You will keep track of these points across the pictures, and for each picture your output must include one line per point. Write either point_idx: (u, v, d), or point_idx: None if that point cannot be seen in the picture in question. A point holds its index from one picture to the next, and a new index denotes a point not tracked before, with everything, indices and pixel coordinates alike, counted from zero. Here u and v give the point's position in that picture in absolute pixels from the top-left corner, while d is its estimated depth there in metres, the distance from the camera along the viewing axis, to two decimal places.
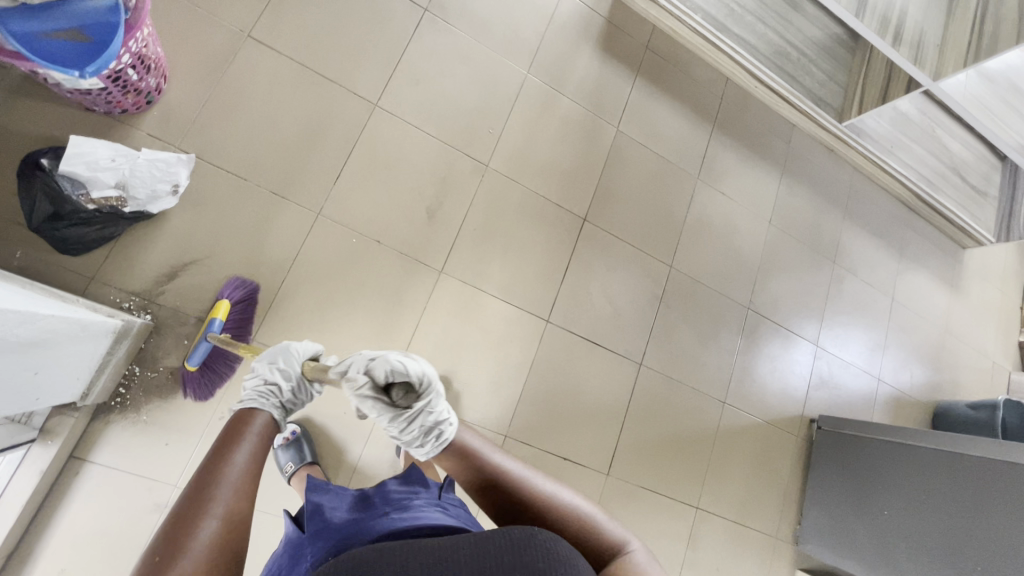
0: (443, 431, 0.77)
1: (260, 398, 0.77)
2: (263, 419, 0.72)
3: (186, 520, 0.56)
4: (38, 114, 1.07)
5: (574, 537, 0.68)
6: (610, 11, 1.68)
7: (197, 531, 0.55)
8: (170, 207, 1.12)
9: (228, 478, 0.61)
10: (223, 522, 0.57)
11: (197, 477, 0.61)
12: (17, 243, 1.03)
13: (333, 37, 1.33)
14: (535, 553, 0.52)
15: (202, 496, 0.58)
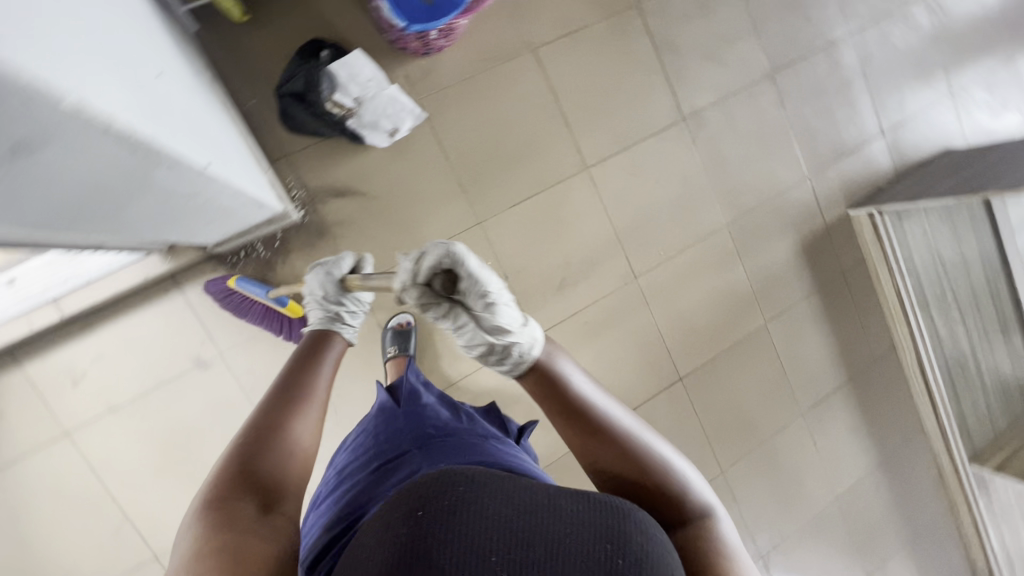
0: (521, 352, 0.66)
1: (326, 322, 0.88)
2: (342, 343, 0.86)
3: (283, 421, 0.68)
4: (344, 9, 1.17)
5: (656, 488, 0.60)
6: (834, 222, 1.64)
7: (293, 431, 0.68)
8: (378, 145, 1.20)
9: (315, 394, 0.74)
10: (312, 428, 0.71)
11: (289, 386, 0.73)
12: (257, 91, 1.13)
13: (595, 93, 1.37)
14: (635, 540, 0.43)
15: (296, 405, 0.71)
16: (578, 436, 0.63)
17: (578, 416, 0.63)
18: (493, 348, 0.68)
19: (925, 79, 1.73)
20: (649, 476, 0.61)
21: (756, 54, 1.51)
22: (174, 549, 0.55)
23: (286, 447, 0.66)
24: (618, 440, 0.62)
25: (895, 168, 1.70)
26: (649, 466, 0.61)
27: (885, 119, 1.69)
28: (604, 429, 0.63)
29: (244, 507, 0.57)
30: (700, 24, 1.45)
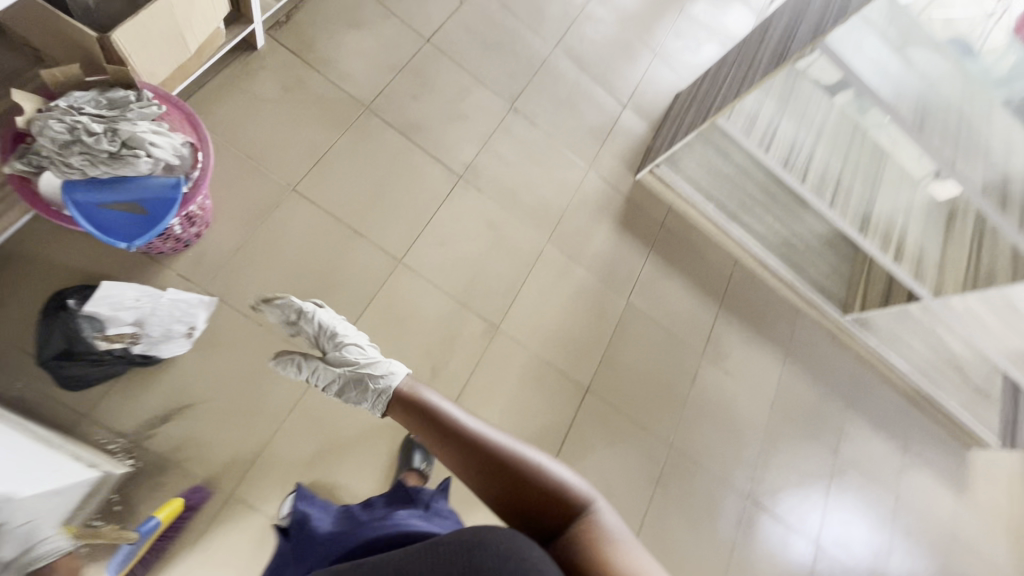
0: (381, 381, 0.99)
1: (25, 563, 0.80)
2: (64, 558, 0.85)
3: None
4: (80, 249, 1.13)
5: (536, 493, 0.77)
6: (631, 190, 1.82)
7: None
8: (181, 351, 1.13)
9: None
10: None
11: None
12: (19, 371, 1.04)
13: (371, 196, 1.42)
14: (483, 553, 0.55)
15: None
16: (461, 456, 0.83)
17: (461, 441, 0.84)
18: (356, 384, 1.03)
19: (631, 52, 2.03)
20: (522, 481, 0.78)
21: (490, 99, 1.68)
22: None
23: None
24: (493, 453, 0.81)
25: (650, 126, 1.95)
26: (527, 476, 0.78)
27: (621, 94, 1.94)
28: (481, 447, 0.82)
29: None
30: (430, 98, 1.59)
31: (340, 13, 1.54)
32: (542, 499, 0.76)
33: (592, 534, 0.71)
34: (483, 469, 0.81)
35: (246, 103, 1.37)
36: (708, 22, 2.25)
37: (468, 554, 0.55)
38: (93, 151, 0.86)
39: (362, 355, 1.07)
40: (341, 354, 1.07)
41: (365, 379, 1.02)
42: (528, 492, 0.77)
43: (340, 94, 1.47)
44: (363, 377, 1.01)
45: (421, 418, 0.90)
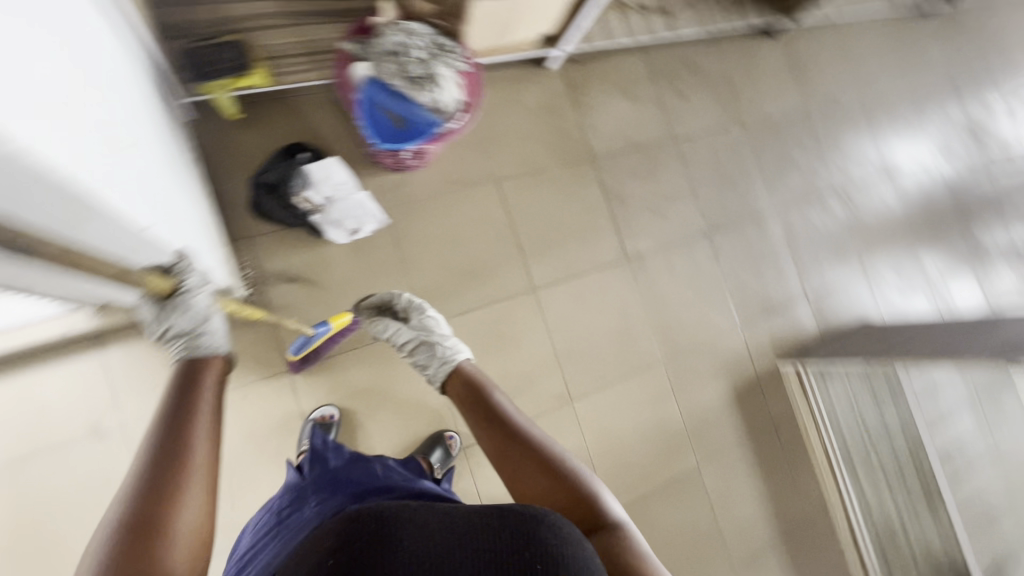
0: (447, 351, 1.02)
1: (187, 346, 0.80)
2: (214, 364, 0.79)
3: (164, 499, 0.59)
4: (333, 123, 1.31)
5: (567, 493, 0.75)
6: (765, 371, 1.73)
7: (177, 516, 0.59)
8: (335, 239, 1.27)
9: (189, 466, 0.63)
10: (197, 506, 0.61)
11: (165, 446, 0.63)
12: (232, 176, 1.23)
13: (549, 226, 1.52)
14: (547, 531, 0.59)
15: (181, 477, 0.62)
16: (501, 443, 0.84)
17: (503, 428, 0.86)
18: (429, 347, 1.05)
19: (842, 257, 1.97)
20: (555, 476, 0.77)
21: (695, 215, 1.72)
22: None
23: (161, 530, 0.57)
24: (532, 446, 0.82)
25: (818, 330, 1.86)
26: (563, 475, 0.77)
27: (809, 286, 1.88)
28: (521, 439, 0.83)
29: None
30: (645, 184, 1.67)
31: (621, 79, 1.70)
32: (568, 500, 0.75)
33: (617, 547, 0.68)
34: (519, 460, 0.81)
35: (509, 99, 1.53)
36: (934, 277, 2.12)
37: (530, 530, 0.59)
38: (403, 67, 1.01)
39: (440, 326, 1.09)
40: (422, 319, 1.10)
41: (436, 347, 1.04)
42: (555, 492, 0.76)
43: (580, 137, 1.61)
44: (435, 342, 1.04)
45: (473, 396, 0.93)
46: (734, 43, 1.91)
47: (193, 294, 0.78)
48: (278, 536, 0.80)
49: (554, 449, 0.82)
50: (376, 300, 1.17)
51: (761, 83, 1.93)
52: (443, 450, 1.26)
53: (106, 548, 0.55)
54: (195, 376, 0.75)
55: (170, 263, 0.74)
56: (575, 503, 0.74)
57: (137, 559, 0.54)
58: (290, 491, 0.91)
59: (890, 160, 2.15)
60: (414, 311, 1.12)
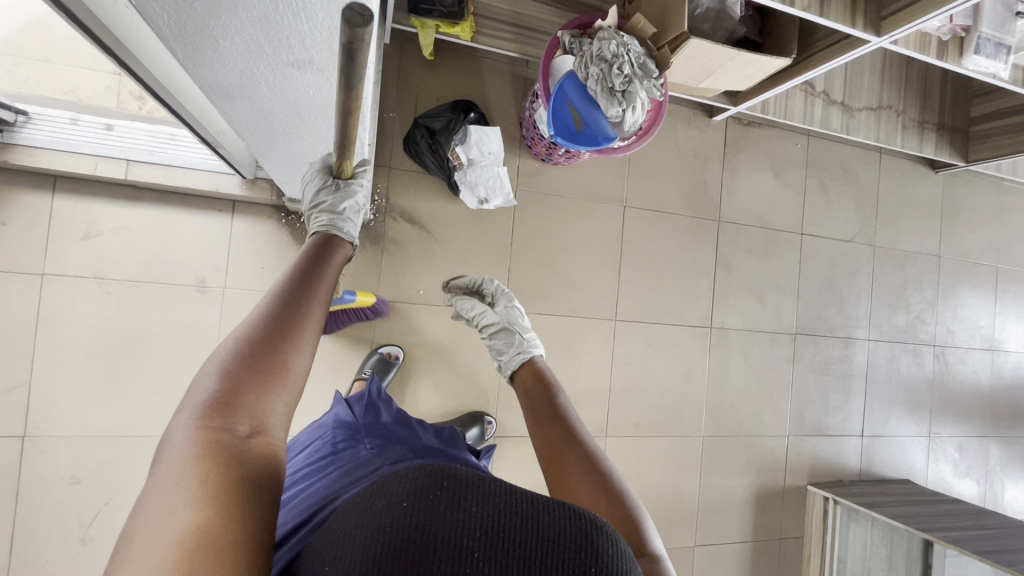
0: (526, 342, 0.92)
1: (329, 222, 0.68)
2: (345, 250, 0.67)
3: (286, 334, 0.54)
4: (503, 94, 1.35)
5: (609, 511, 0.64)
6: (792, 487, 1.69)
7: (292, 356, 0.54)
8: (464, 201, 1.29)
9: (308, 315, 0.57)
10: (307, 358, 0.56)
11: (293, 285, 0.58)
12: (399, 108, 1.28)
13: (652, 266, 1.52)
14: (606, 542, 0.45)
15: (302, 317, 0.56)
16: (557, 439, 0.72)
17: (564, 426, 0.75)
18: (508, 334, 0.95)
19: (912, 411, 1.89)
20: (601, 488, 0.66)
21: (789, 312, 1.69)
22: (161, 443, 0.46)
23: (277, 367, 0.52)
24: (587, 452, 0.71)
25: (859, 471, 1.80)
26: (609, 488, 0.66)
27: (868, 425, 1.82)
28: (580, 444, 0.72)
29: (235, 427, 0.47)
30: (756, 264, 1.64)
31: (776, 156, 1.67)
32: (620, 521, 0.63)
33: None
34: (574, 462, 0.69)
35: (665, 134, 1.53)
36: (994, 467, 2.02)
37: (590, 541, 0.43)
38: (606, 76, 1.03)
39: (524, 319, 1.00)
40: (509, 307, 1.01)
41: (517, 337, 0.93)
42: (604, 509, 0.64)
43: (715, 195, 1.59)
44: (517, 331, 0.94)
45: (539, 390, 0.83)
46: (897, 164, 1.85)
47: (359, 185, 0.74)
48: (327, 468, 0.74)
49: (612, 467, 0.70)
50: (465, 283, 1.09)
51: (906, 212, 1.86)
52: (478, 431, 1.29)
53: (225, 367, 0.51)
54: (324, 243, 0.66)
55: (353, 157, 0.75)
56: (627, 527, 0.62)
57: (252, 388, 0.50)
58: (343, 429, 0.84)
59: (1000, 336, 2.04)
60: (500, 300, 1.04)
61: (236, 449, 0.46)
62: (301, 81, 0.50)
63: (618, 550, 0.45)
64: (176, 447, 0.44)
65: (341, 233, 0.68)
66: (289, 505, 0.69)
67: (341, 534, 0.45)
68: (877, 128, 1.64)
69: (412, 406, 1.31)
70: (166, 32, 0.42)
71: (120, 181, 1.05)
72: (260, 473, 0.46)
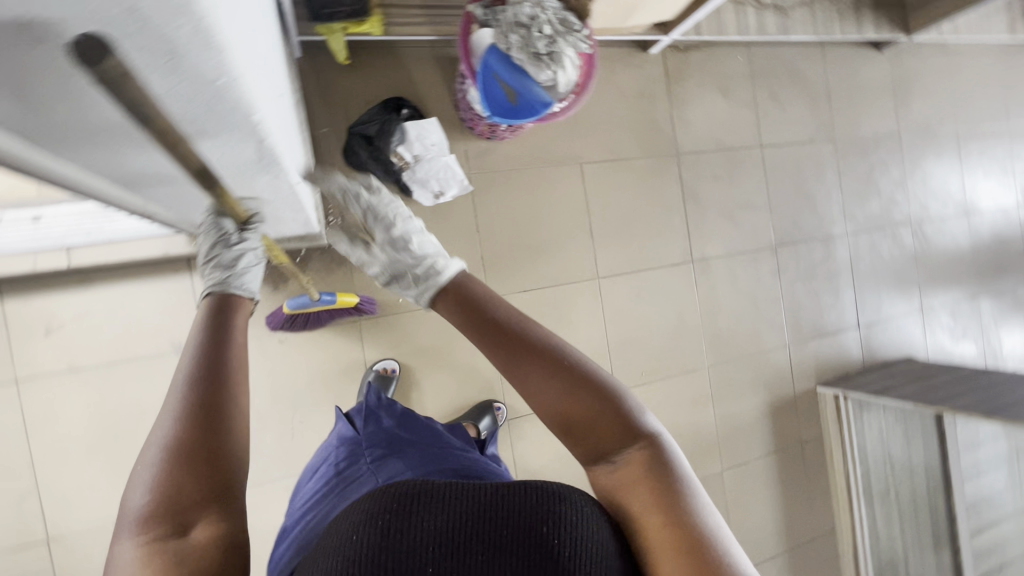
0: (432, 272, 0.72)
1: (220, 281, 0.68)
2: (246, 305, 0.67)
3: (207, 420, 0.52)
4: (432, 81, 1.30)
5: (605, 426, 0.56)
6: (803, 393, 1.74)
7: (227, 442, 0.52)
8: (421, 200, 1.27)
9: (230, 388, 0.55)
10: (243, 433, 0.54)
11: (210, 368, 0.54)
12: (329, 121, 1.22)
13: (622, 216, 1.51)
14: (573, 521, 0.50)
15: (223, 403, 0.53)
16: (523, 370, 0.58)
17: (518, 351, 0.59)
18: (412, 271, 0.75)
19: (902, 291, 1.94)
20: (585, 404, 0.57)
21: (765, 228, 1.69)
22: (112, 562, 0.47)
23: (205, 458, 0.50)
24: (560, 366, 0.58)
25: (862, 361, 1.85)
26: (596, 403, 0.57)
27: (862, 315, 1.86)
28: (546, 358, 0.58)
29: (180, 528, 0.48)
30: (723, 189, 1.64)
31: (720, 74, 1.63)
32: (610, 425, 0.56)
33: (669, 483, 0.53)
34: (542, 388, 0.57)
35: (604, 80, 1.49)
36: (987, 325, 2.09)
37: (546, 523, 0.49)
38: (528, 41, 0.99)
39: (439, 258, 0.76)
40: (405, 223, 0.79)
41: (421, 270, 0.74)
42: (599, 422, 0.56)
43: (668, 129, 1.57)
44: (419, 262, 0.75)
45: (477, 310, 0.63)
46: (841, 53, 1.82)
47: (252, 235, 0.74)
48: (331, 490, 0.76)
49: (582, 359, 0.59)
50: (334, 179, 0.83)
51: (860, 99, 1.84)
52: (490, 419, 1.30)
53: (153, 473, 0.49)
54: (224, 311, 0.63)
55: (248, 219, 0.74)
56: (615, 429, 0.56)
57: (188, 488, 0.49)
58: (345, 446, 0.85)
59: (971, 198, 2.07)
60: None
61: (183, 550, 0.47)
62: (201, 150, 0.47)
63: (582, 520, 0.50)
64: (126, 567, 0.46)
65: (235, 291, 0.67)
66: (296, 535, 0.72)
67: (323, 554, 0.49)
68: (814, 21, 1.61)
69: (422, 411, 1.32)
70: (45, 135, 0.40)
71: (65, 269, 1.02)
72: (218, 553, 0.48)
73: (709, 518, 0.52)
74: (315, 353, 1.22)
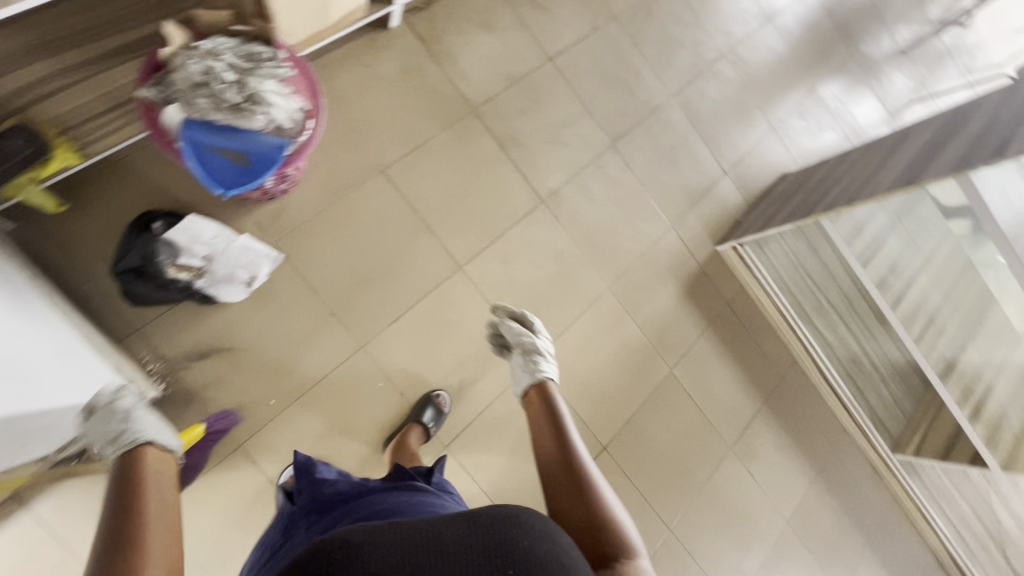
0: (539, 368, 0.99)
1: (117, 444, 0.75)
2: (152, 452, 0.75)
3: (137, 550, 0.60)
4: (177, 174, 1.16)
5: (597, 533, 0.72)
6: (707, 259, 1.75)
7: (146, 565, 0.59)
8: (235, 296, 1.16)
9: (147, 527, 0.62)
10: (166, 554, 0.62)
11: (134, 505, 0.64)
12: (90, 272, 1.09)
13: (451, 196, 1.43)
14: (520, 535, 0.60)
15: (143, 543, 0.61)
16: (556, 463, 0.80)
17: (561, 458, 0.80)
18: (527, 358, 1.03)
19: (749, 120, 1.95)
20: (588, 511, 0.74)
21: (595, 132, 1.65)
22: None
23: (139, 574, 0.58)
24: (578, 476, 0.78)
25: (746, 200, 1.87)
26: (596, 516, 0.73)
27: (725, 160, 1.87)
28: (575, 467, 0.79)
29: None
30: (536, 118, 1.58)
31: (473, 11, 1.55)
32: (599, 538, 0.72)
33: None
34: (563, 493, 0.77)
35: (363, 78, 1.39)
36: (836, 108, 2.15)
37: (503, 538, 0.59)
38: (218, 99, 0.89)
39: (547, 362, 1.02)
40: (525, 342, 1.06)
41: (524, 366, 1.01)
42: (591, 529, 0.72)
43: (452, 91, 1.49)
44: (535, 357, 1.02)
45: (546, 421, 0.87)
46: None
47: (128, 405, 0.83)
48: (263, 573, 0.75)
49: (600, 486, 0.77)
50: (509, 312, 1.16)
51: None
52: (433, 410, 1.28)
53: None
54: (135, 464, 0.71)
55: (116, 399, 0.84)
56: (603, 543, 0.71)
57: None
58: (279, 526, 0.85)
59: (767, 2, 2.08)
60: (520, 337, 1.07)
61: None
62: None
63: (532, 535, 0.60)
64: None
65: (136, 440, 0.75)
66: None
67: None
68: None
69: None
70: None
71: None
72: None
73: None
74: (215, 500, 1.12)
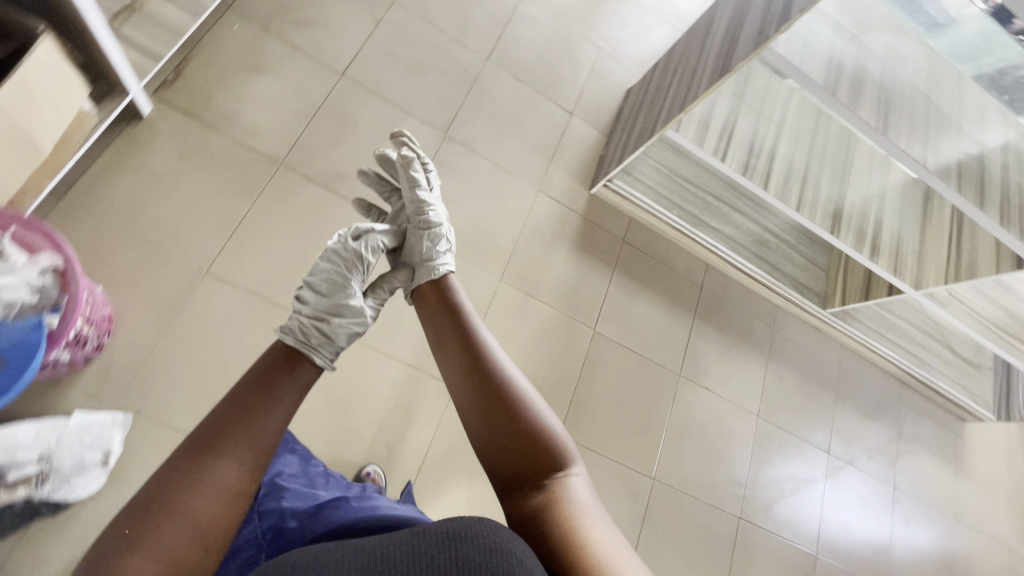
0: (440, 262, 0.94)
1: (300, 342, 0.79)
2: (308, 369, 0.74)
3: (211, 453, 0.58)
4: None
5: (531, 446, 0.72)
6: (587, 206, 1.69)
7: (217, 469, 0.57)
8: (96, 482, 1.03)
9: (245, 442, 0.61)
10: (243, 463, 0.59)
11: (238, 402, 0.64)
12: None
13: (296, 264, 1.30)
14: (472, 549, 0.51)
15: (214, 449, 0.59)
16: (477, 379, 0.77)
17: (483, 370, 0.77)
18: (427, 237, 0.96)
19: (575, 49, 1.86)
20: (520, 423, 0.73)
21: (422, 130, 1.54)
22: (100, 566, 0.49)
23: (196, 483, 0.56)
24: (503, 388, 0.76)
25: (603, 130, 1.80)
26: (530, 428, 0.73)
27: (567, 99, 1.79)
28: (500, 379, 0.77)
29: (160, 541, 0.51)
30: (353, 142, 1.44)
31: (234, 59, 1.38)
32: (534, 452, 0.72)
33: (569, 508, 0.68)
34: (490, 406, 0.75)
35: (140, 182, 1.22)
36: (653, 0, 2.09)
37: (454, 549, 0.51)
38: None
39: (445, 246, 0.97)
40: (423, 214, 0.98)
41: (426, 243, 0.96)
42: (523, 442, 0.72)
43: (247, 154, 1.33)
44: (436, 243, 0.96)
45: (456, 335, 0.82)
46: None
47: (338, 324, 0.85)
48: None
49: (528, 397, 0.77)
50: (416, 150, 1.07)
51: None
52: None
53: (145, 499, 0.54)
54: (279, 365, 0.71)
55: (323, 306, 0.86)
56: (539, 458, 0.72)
57: (181, 507, 0.54)
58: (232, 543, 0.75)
59: None
60: (421, 203, 0.99)
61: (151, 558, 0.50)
62: None
63: (489, 545, 0.51)
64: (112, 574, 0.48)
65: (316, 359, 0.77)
66: None
67: None
68: None
69: None
70: None
71: None
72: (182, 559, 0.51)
73: (597, 532, 0.66)
74: None
